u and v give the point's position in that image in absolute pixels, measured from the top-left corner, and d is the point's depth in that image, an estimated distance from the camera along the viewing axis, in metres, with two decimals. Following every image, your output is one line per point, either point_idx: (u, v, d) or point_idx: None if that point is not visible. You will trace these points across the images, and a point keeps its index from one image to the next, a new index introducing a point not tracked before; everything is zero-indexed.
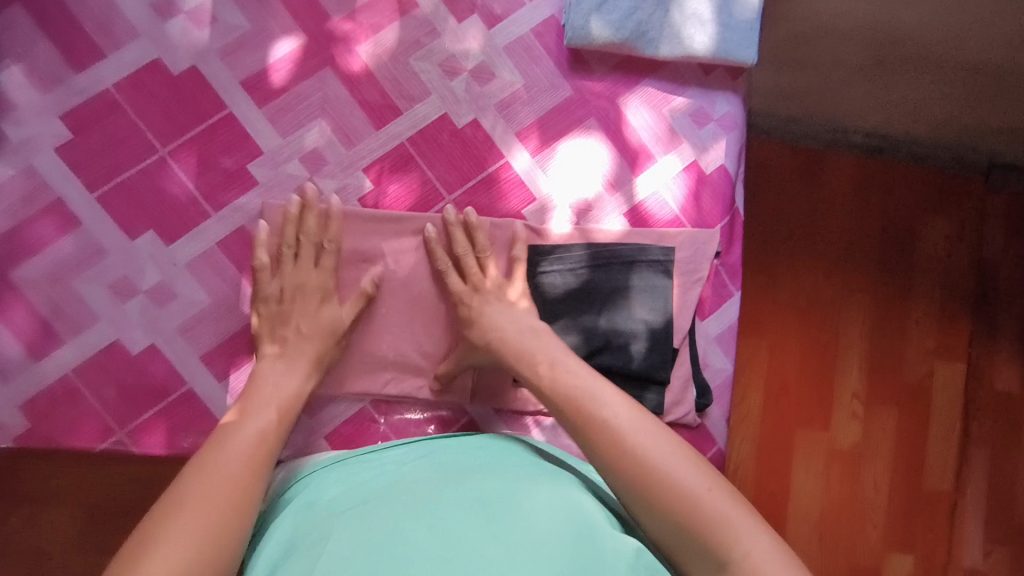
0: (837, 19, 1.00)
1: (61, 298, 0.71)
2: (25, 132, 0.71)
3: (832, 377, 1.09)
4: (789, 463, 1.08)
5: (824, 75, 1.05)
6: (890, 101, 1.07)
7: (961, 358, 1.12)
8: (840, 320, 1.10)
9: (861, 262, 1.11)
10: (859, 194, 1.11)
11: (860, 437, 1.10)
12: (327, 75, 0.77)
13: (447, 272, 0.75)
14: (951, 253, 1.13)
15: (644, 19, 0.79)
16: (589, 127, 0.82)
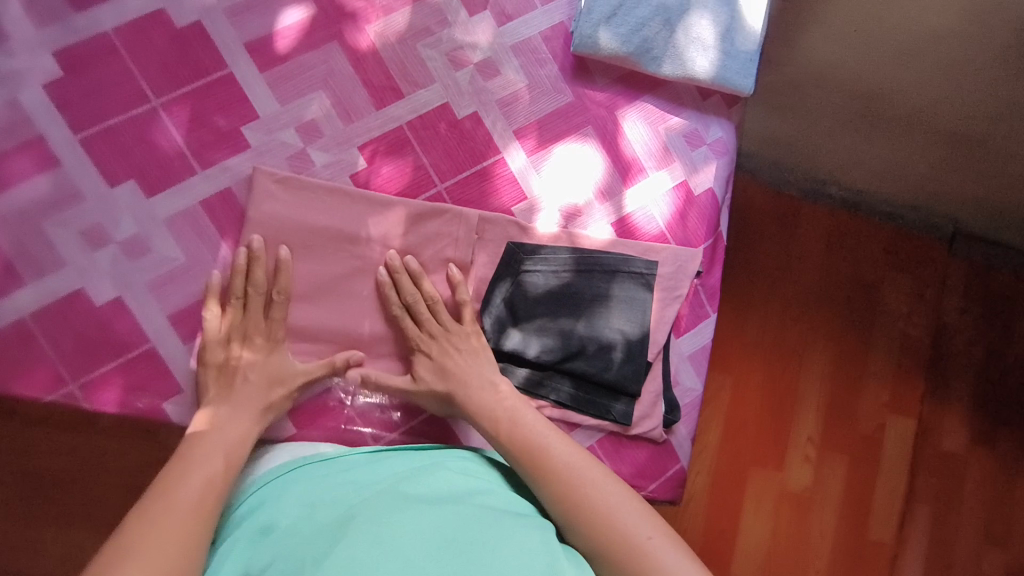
0: (830, 69, 1.04)
1: (27, 238, 0.69)
2: (13, 64, 0.69)
3: (790, 419, 1.17)
4: (740, 502, 1.15)
5: (812, 123, 1.12)
6: (869, 157, 1.15)
7: (914, 415, 1.20)
8: (802, 366, 1.18)
9: (827, 312, 1.20)
10: (831, 247, 1.21)
11: (811, 480, 1.17)
12: (333, 50, 0.77)
13: (401, 319, 0.75)
14: (912, 312, 1.21)
15: (650, 36, 0.81)
16: (585, 134, 0.83)
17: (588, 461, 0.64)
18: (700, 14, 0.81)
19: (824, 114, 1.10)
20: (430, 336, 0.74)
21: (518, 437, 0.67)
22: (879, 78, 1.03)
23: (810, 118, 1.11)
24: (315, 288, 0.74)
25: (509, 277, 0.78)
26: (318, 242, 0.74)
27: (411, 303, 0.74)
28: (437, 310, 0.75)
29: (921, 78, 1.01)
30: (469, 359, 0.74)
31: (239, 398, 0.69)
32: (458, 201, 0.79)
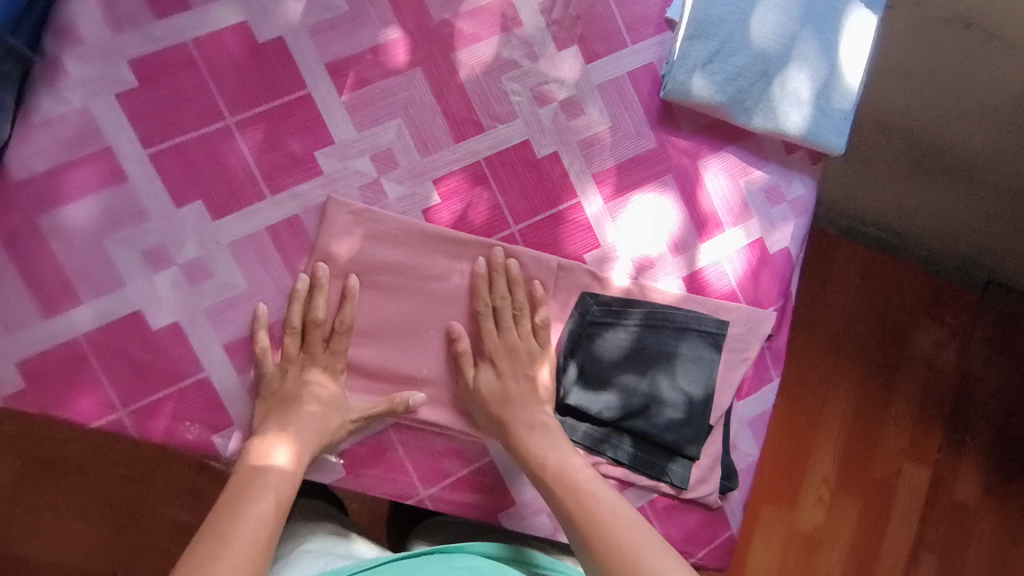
0: (895, 115, 1.06)
1: (87, 254, 0.66)
2: (86, 71, 0.65)
3: (808, 460, 1.20)
4: (748, 540, 1.19)
5: (860, 166, 1.12)
6: (912, 207, 1.15)
7: (929, 463, 1.23)
8: (824, 406, 1.21)
9: (853, 354, 1.21)
10: (864, 287, 1.21)
11: (822, 522, 1.21)
12: (415, 76, 0.73)
13: (482, 318, 0.72)
14: (937, 358, 1.23)
15: (745, 87, 0.76)
16: (664, 184, 0.80)
17: (638, 521, 0.62)
18: (798, 67, 0.77)
19: (881, 155, 1.10)
20: (501, 346, 0.72)
21: (565, 491, 0.65)
22: (945, 128, 1.05)
23: (869, 159, 1.11)
24: (378, 325, 0.72)
25: (576, 320, 0.76)
26: (385, 278, 0.71)
27: (499, 306, 0.73)
28: (520, 324, 0.74)
29: (994, 131, 1.03)
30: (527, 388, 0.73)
31: (301, 425, 0.66)
32: (530, 245, 0.76)
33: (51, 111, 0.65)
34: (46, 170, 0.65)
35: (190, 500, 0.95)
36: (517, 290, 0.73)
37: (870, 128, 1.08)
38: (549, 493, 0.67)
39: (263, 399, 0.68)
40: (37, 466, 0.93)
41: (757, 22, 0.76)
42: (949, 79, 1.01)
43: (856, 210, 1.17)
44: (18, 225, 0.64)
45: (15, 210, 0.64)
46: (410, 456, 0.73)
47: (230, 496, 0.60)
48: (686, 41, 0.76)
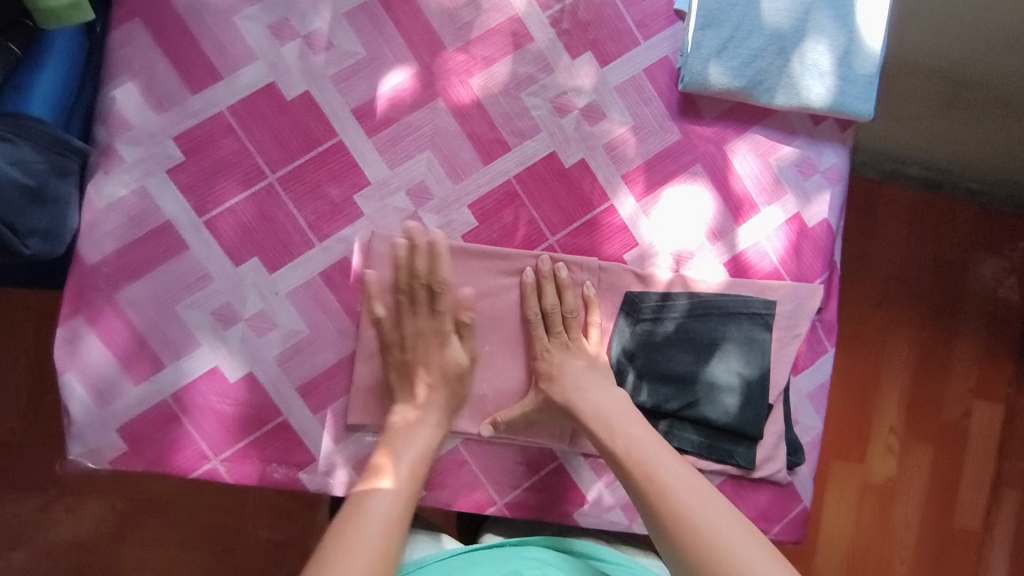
0: (923, 57, 1.06)
1: (163, 321, 0.71)
2: (137, 153, 0.70)
3: (873, 411, 1.21)
4: (821, 496, 1.20)
5: (893, 110, 1.14)
6: (954, 141, 1.17)
7: (1000, 400, 1.24)
8: (883, 354, 1.22)
9: (910, 296, 1.23)
10: (915, 225, 1.22)
11: (894, 471, 1.21)
12: (438, 107, 0.75)
13: (533, 324, 0.75)
14: (999, 290, 1.24)
15: (764, 67, 0.76)
16: (694, 173, 0.80)
17: (705, 491, 0.65)
18: (815, 40, 0.77)
19: (914, 95, 1.11)
20: (557, 348, 0.76)
21: (634, 460, 0.68)
22: (977, 64, 1.04)
23: (899, 104, 1.13)
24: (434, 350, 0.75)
25: (629, 318, 0.78)
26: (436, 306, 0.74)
27: (548, 312, 0.75)
28: (571, 326, 0.76)
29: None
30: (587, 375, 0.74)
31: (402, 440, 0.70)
32: (571, 253, 0.78)
33: (112, 195, 0.70)
34: (115, 250, 0.70)
35: (277, 520, 1.02)
36: (565, 295, 0.76)
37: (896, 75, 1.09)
38: (618, 463, 0.69)
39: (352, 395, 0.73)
40: (129, 514, 1.01)
41: (768, 2, 0.76)
42: (981, 16, 0.97)
43: (892, 149, 1.20)
44: (98, 303, 0.70)
45: (93, 291, 0.70)
46: (484, 470, 0.77)
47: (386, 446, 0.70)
48: (699, 31, 0.76)
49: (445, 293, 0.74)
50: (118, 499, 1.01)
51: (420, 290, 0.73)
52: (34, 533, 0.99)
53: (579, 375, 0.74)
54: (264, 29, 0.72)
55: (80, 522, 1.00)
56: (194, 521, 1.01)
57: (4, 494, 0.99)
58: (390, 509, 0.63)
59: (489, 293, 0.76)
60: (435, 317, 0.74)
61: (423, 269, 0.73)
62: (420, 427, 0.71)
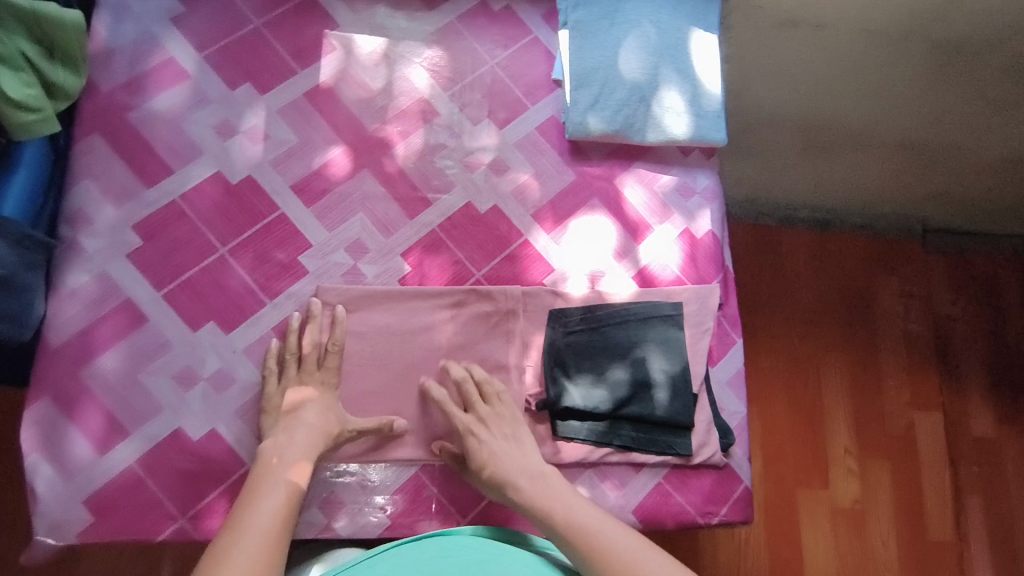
0: (775, 110, 1.32)
1: (127, 392, 0.76)
2: (98, 243, 0.78)
3: (826, 438, 1.45)
4: (798, 521, 1.40)
5: (768, 156, 1.44)
6: (834, 182, 1.50)
7: (935, 408, 1.51)
8: (820, 376, 1.49)
9: (829, 322, 1.53)
10: (820, 264, 1.57)
11: (859, 493, 1.43)
12: (365, 176, 0.88)
13: (445, 406, 0.80)
14: (902, 305, 1.57)
15: (631, 113, 0.93)
16: (593, 207, 0.94)
17: (646, 549, 0.70)
18: (668, 88, 0.95)
19: (780, 142, 1.40)
20: (473, 426, 0.79)
21: (587, 541, 0.71)
22: (816, 108, 1.31)
23: (771, 149, 1.41)
24: (386, 386, 0.82)
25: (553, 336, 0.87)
26: (384, 343, 0.82)
27: (463, 389, 0.81)
28: (482, 398, 0.81)
29: (854, 102, 1.30)
30: (511, 454, 0.78)
31: (286, 454, 0.73)
32: (496, 284, 0.89)
33: (75, 282, 0.77)
34: (79, 331, 0.76)
35: None
36: (483, 381, 0.82)
37: (763, 125, 1.36)
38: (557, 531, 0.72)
39: (268, 414, 0.77)
40: None
41: (624, 63, 0.94)
42: (805, 70, 1.24)
43: (782, 200, 1.55)
44: (62, 382, 0.75)
45: (57, 372, 0.75)
46: (444, 493, 0.82)
47: (272, 449, 0.73)
48: (574, 91, 0.93)
49: (333, 356, 0.79)
50: None
51: (313, 347, 0.79)
52: None
53: (508, 461, 0.77)
54: (207, 128, 0.84)
55: None
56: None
57: None
58: (276, 510, 0.68)
59: (426, 326, 0.84)
60: (323, 373, 0.79)
61: (317, 336, 0.80)
62: (303, 436, 0.74)
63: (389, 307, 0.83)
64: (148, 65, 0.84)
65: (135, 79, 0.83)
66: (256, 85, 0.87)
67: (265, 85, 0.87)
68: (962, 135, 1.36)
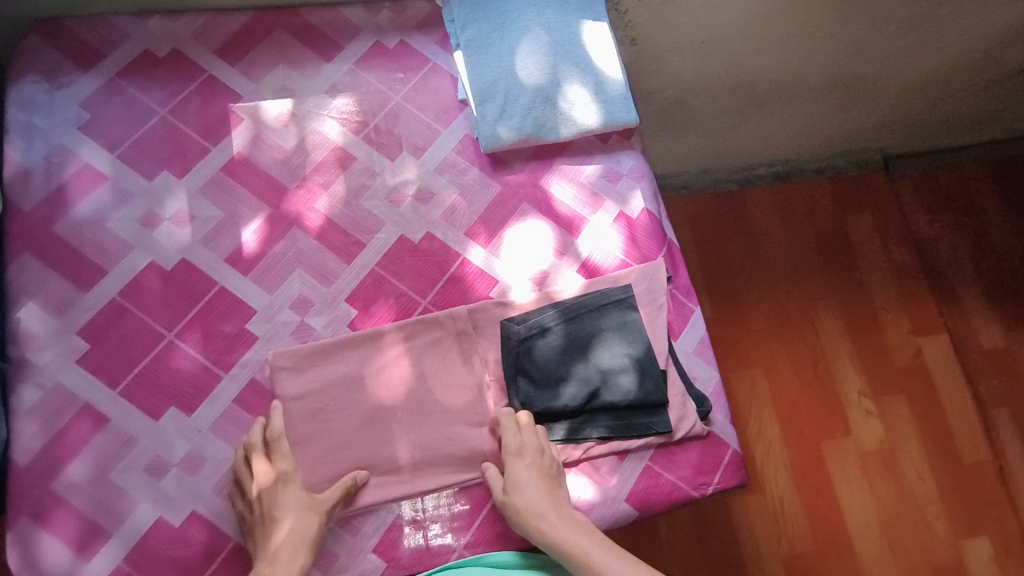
0: (701, 78, 1.33)
1: (102, 494, 0.77)
2: (47, 356, 0.80)
3: (836, 384, 1.44)
4: (829, 475, 1.37)
5: (708, 124, 1.44)
6: (782, 134, 1.51)
7: (938, 330, 1.51)
8: (816, 324, 1.49)
9: (811, 270, 1.53)
10: (789, 216, 1.57)
11: (883, 432, 1.42)
12: (296, 234, 0.89)
13: (506, 430, 0.82)
14: (878, 237, 1.58)
15: (539, 115, 0.96)
16: (524, 212, 0.95)
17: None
18: (570, 82, 0.97)
19: (716, 108, 1.40)
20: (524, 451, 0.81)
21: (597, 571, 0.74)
22: (739, 68, 1.32)
23: (708, 116, 1.42)
24: (356, 431, 0.82)
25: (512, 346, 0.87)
26: (345, 390, 0.83)
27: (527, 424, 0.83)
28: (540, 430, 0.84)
29: (775, 55, 1.31)
30: (543, 485, 0.80)
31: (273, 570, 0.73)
32: (444, 307, 0.89)
33: (31, 399, 0.78)
34: (45, 444, 0.77)
35: None
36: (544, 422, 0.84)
37: (693, 95, 1.37)
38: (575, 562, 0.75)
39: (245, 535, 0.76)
40: None
41: (522, 69, 0.96)
42: (716, 34, 1.25)
43: (736, 162, 1.57)
44: (38, 498, 0.76)
45: (32, 489, 0.76)
46: (435, 523, 0.82)
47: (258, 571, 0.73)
48: (480, 105, 0.95)
49: (280, 442, 0.79)
50: None
51: (259, 447, 0.78)
52: None
53: (536, 493, 0.79)
54: (133, 223, 0.86)
55: None
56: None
57: None
58: None
59: (383, 363, 0.85)
60: (276, 464, 0.78)
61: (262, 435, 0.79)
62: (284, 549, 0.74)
63: (344, 352, 0.85)
64: (65, 175, 0.86)
65: (54, 192, 0.85)
66: (173, 170, 0.89)
67: (181, 169, 0.89)
68: (888, 62, 1.36)
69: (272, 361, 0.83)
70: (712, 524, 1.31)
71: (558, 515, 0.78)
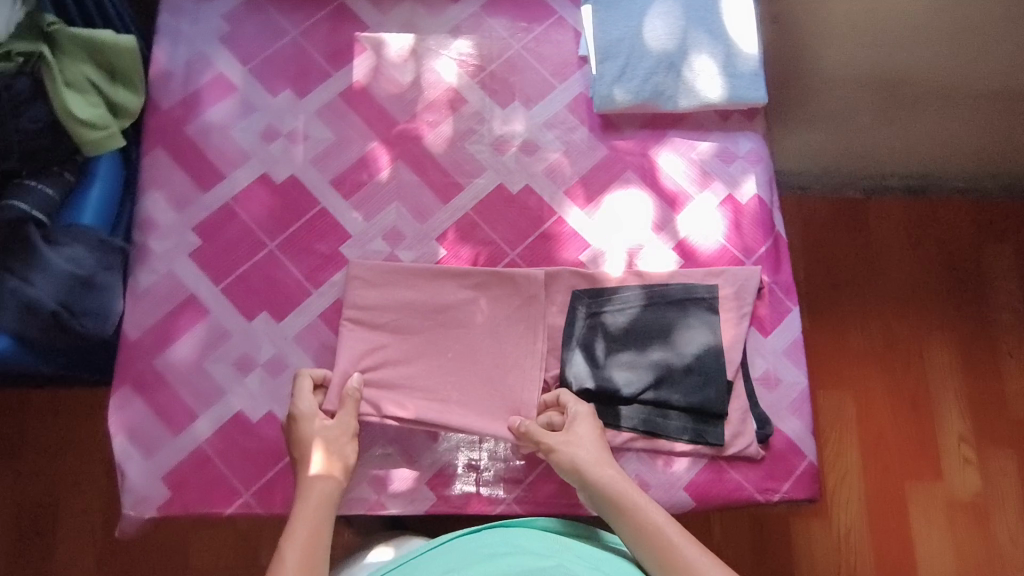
0: (842, 68, 1.23)
1: (194, 378, 0.83)
2: (165, 245, 0.86)
3: (934, 424, 1.32)
4: (908, 517, 1.27)
5: (843, 120, 1.32)
6: (924, 144, 1.36)
7: None
8: (923, 355, 1.36)
9: (929, 298, 1.39)
10: (914, 236, 1.42)
11: (978, 484, 1.29)
12: (399, 166, 0.91)
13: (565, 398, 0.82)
14: (1016, 274, 1.41)
15: (661, 81, 0.92)
16: (627, 180, 0.92)
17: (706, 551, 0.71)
18: (699, 51, 0.92)
19: (855, 104, 1.29)
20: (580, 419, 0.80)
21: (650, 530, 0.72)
22: (892, 62, 1.21)
23: (843, 113, 1.31)
24: (425, 368, 0.83)
25: (586, 316, 0.86)
26: (420, 325, 0.84)
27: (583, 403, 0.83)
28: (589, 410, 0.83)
29: (933, 53, 1.19)
30: (597, 447, 0.78)
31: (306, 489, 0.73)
32: (530, 262, 0.89)
33: (145, 281, 0.85)
34: (152, 324, 0.84)
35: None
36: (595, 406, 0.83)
37: (829, 87, 1.26)
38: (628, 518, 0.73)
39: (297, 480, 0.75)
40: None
41: (650, 31, 0.93)
42: (867, 21, 1.15)
43: (865, 168, 1.41)
44: (141, 371, 0.83)
45: (136, 362, 0.83)
46: (490, 470, 0.83)
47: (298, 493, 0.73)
48: (599, 64, 0.92)
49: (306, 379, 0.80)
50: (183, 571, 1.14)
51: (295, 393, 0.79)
52: None
53: (593, 453, 0.77)
54: (255, 135, 0.91)
55: None
56: (237, 555, 1.15)
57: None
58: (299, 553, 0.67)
59: (462, 305, 0.85)
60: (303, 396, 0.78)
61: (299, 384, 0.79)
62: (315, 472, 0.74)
63: (426, 288, 0.86)
64: (201, 81, 0.92)
65: (190, 96, 0.91)
66: (296, 91, 0.93)
67: (304, 90, 0.93)
68: None
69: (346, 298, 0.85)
70: (768, 537, 1.25)
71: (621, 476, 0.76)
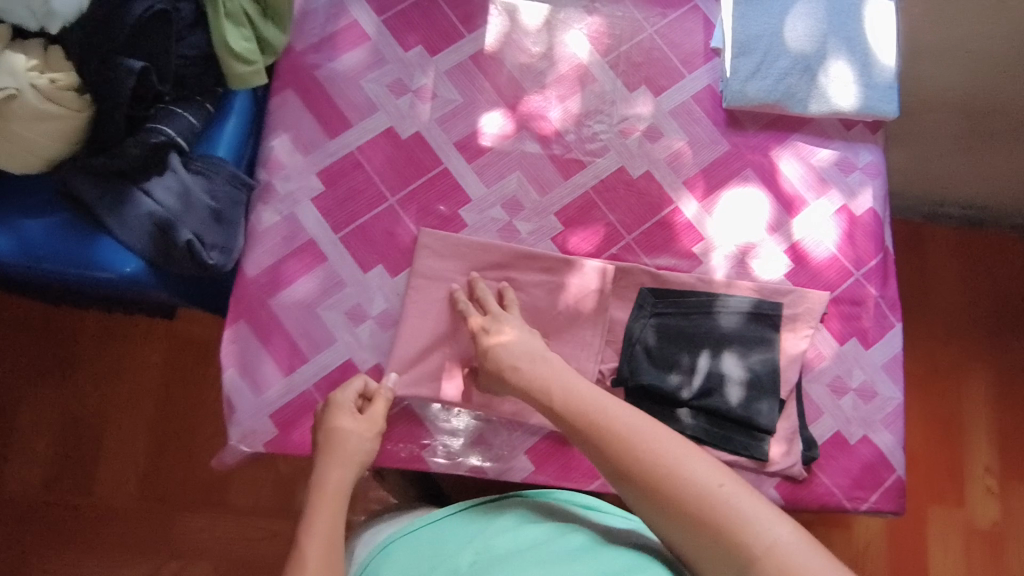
0: (937, 93, 1.19)
1: (307, 322, 0.84)
2: (290, 186, 0.86)
3: (963, 453, 1.32)
4: (926, 538, 1.29)
5: (926, 145, 1.29)
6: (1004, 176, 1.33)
7: None
8: (960, 385, 1.36)
9: (976, 330, 1.39)
10: (970, 266, 1.42)
11: (998, 514, 1.30)
12: (523, 137, 0.91)
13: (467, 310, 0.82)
14: None
15: (793, 83, 0.91)
16: (746, 178, 0.93)
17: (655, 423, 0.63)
18: (835, 58, 0.92)
19: (937, 131, 1.26)
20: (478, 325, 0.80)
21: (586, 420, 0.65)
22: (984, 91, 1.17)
23: (925, 137, 1.28)
24: None
25: (648, 313, 0.86)
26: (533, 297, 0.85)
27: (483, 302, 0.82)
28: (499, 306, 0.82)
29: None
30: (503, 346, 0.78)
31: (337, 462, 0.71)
32: (644, 249, 0.90)
33: (266, 221, 0.85)
34: (269, 264, 0.84)
35: None
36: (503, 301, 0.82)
37: (922, 109, 1.23)
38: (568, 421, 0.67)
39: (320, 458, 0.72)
40: (241, 517, 1.16)
41: (790, 31, 0.92)
42: (983, 46, 1.10)
43: (929, 194, 1.39)
44: (257, 309, 0.83)
45: (252, 299, 0.83)
46: None
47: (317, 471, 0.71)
48: (735, 58, 0.91)
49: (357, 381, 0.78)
50: (233, 505, 1.16)
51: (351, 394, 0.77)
52: (163, 542, 1.14)
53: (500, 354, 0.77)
54: (383, 87, 0.91)
55: (204, 536, 1.15)
56: (276, 498, 1.16)
57: (135, 516, 1.14)
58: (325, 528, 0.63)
59: (576, 282, 0.86)
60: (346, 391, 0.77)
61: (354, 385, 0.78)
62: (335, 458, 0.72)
63: (542, 260, 0.86)
64: (338, 26, 0.91)
65: (324, 40, 0.91)
66: (427, 48, 0.92)
67: (434, 48, 0.92)
68: None
69: (443, 269, 0.85)
70: None
71: (529, 365, 0.74)
